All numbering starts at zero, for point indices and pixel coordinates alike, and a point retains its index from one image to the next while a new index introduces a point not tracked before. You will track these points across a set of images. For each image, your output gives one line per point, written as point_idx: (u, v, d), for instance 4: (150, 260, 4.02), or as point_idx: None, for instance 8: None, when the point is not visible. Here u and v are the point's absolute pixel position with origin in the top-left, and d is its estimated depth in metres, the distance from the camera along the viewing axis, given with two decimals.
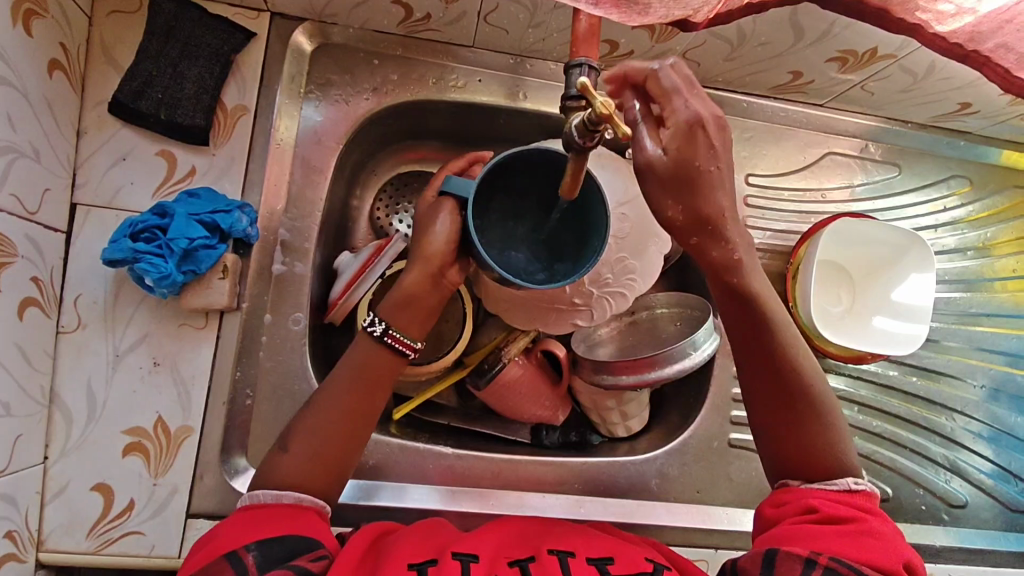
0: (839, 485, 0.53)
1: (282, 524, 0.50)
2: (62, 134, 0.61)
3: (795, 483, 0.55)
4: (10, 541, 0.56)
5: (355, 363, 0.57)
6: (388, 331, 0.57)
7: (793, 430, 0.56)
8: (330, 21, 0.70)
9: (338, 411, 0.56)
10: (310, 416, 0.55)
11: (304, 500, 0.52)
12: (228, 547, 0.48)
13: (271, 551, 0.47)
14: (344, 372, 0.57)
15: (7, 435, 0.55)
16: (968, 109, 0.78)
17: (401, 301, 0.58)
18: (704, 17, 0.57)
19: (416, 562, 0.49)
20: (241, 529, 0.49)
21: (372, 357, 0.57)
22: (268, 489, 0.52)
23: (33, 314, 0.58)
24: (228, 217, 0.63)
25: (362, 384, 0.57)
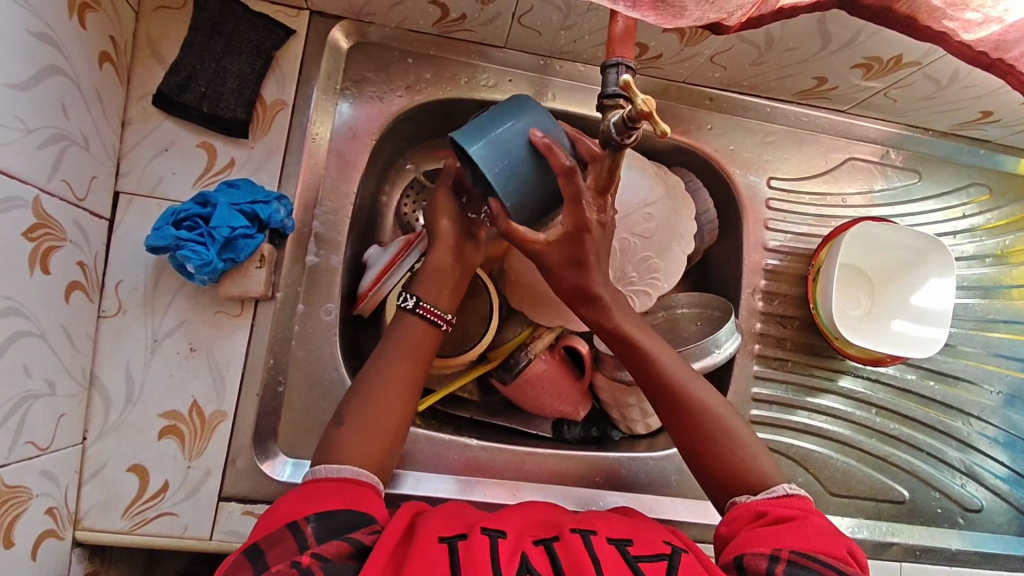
0: (776, 492, 0.56)
1: (339, 497, 0.51)
2: (109, 124, 0.63)
3: (746, 500, 0.57)
4: (51, 517, 0.58)
5: (403, 339, 0.61)
6: (420, 304, 0.62)
7: (709, 453, 0.60)
8: (367, 20, 0.72)
9: (395, 382, 0.58)
10: (366, 388, 0.58)
11: (359, 475, 0.54)
12: (287, 516, 0.49)
13: (330, 521, 0.48)
14: (395, 347, 0.60)
15: (51, 414, 0.57)
16: (989, 118, 0.79)
17: (427, 275, 0.63)
18: (737, 21, 0.57)
19: (446, 536, 0.50)
20: (300, 502, 0.50)
21: (419, 333, 0.61)
22: (330, 465, 0.54)
23: (78, 298, 0.60)
24: (267, 207, 0.64)
25: (406, 359, 0.60)
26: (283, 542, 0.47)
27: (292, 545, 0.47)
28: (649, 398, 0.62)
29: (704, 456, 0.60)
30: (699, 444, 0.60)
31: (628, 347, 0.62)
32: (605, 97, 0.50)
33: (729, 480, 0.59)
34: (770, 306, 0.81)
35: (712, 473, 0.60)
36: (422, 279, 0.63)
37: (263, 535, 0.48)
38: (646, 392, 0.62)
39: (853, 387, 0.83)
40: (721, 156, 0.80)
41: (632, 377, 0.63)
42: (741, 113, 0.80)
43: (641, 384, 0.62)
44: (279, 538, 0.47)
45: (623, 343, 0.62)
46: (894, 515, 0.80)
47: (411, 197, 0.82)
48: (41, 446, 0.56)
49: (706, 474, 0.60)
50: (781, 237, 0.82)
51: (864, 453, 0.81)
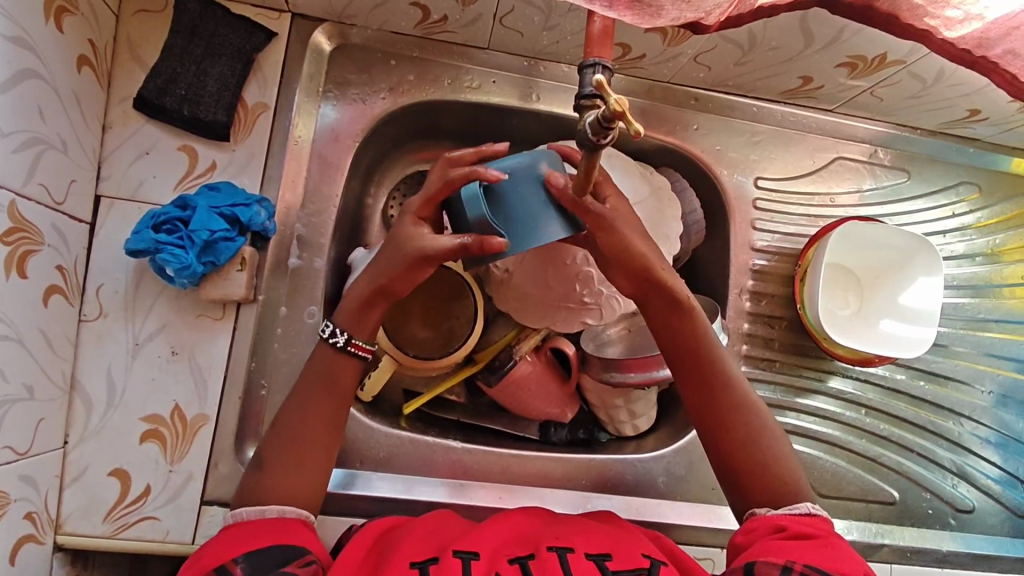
0: (799, 510, 0.55)
1: (266, 533, 0.51)
2: (89, 128, 0.63)
3: (764, 512, 0.56)
4: (30, 522, 0.58)
5: (316, 372, 0.59)
6: (350, 341, 0.58)
7: (744, 450, 0.58)
8: (349, 22, 0.71)
9: (309, 421, 0.57)
10: (280, 430, 0.57)
11: (286, 512, 0.53)
12: (214, 562, 0.49)
13: (259, 562, 0.48)
14: (308, 381, 0.58)
15: (29, 418, 0.57)
16: (977, 116, 0.79)
17: (356, 310, 0.59)
18: (716, 19, 0.56)
19: (416, 561, 0.50)
20: (228, 543, 0.50)
21: (333, 365, 0.59)
22: (251, 507, 0.53)
23: (57, 301, 0.60)
24: (247, 210, 0.64)
25: (317, 393, 0.58)
26: None
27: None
28: (692, 384, 0.60)
29: (731, 450, 0.59)
30: (735, 439, 0.59)
31: (685, 327, 0.60)
32: (581, 97, 0.49)
33: (755, 483, 0.58)
34: (758, 306, 0.80)
35: (741, 472, 0.58)
36: (348, 313, 0.59)
37: None
38: (692, 375, 0.60)
39: (843, 388, 0.82)
40: (707, 157, 0.80)
41: (677, 360, 0.61)
42: (727, 112, 0.80)
43: (686, 368, 0.60)
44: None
45: (683, 319, 0.59)
46: (884, 516, 0.79)
47: (398, 198, 0.82)
48: (19, 450, 0.56)
49: (733, 473, 0.59)
50: (769, 237, 0.81)
51: (853, 454, 0.81)
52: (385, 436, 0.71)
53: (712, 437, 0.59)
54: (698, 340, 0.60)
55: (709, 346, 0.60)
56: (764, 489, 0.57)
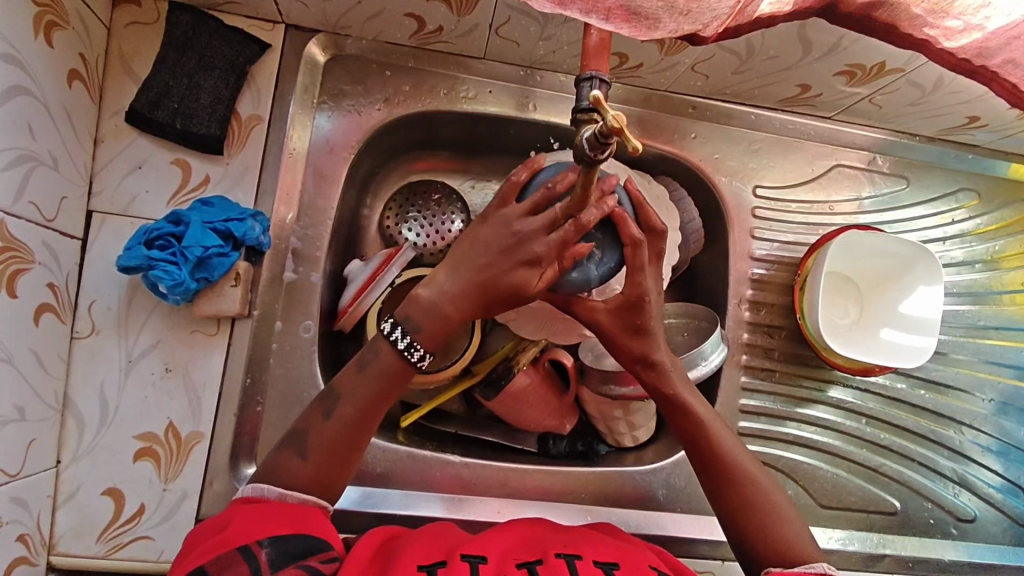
0: (815, 569, 0.55)
1: (290, 521, 0.50)
2: (80, 143, 0.62)
3: (778, 570, 0.55)
4: (22, 544, 0.57)
5: (381, 377, 0.54)
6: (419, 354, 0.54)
7: (754, 513, 0.58)
8: (344, 33, 0.71)
9: (365, 426, 0.55)
10: (335, 436, 0.54)
11: (307, 500, 0.52)
12: (236, 541, 0.47)
13: (285, 547, 0.47)
14: (368, 380, 0.54)
15: (21, 440, 0.56)
16: (976, 123, 0.79)
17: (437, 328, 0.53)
18: (713, 31, 0.55)
19: (425, 564, 0.50)
20: (252, 522, 0.49)
21: (400, 377, 0.55)
22: (273, 486, 0.52)
23: (48, 320, 0.59)
24: (241, 225, 0.64)
25: (366, 406, 0.54)
26: (238, 568, 0.45)
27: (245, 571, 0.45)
28: (695, 458, 0.61)
29: (740, 514, 0.58)
30: (739, 501, 0.58)
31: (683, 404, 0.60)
32: (580, 111, 0.48)
33: (765, 549, 0.57)
34: (757, 316, 0.80)
35: (750, 537, 0.57)
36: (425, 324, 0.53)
37: (211, 559, 0.46)
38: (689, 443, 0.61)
39: (843, 397, 0.82)
40: (705, 165, 0.79)
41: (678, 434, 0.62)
42: (725, 121, 0.80)
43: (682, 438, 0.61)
44: (233, 562, 0.46)
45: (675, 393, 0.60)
46: (886, 527, 0.78)
47: (393, 210, 0.79)
48: (10, 472, 0.55)
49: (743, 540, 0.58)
50: (768, 246, 0.81)
51: (854, 464, 0.80)
52: (383, 451, 0.70)
53: (719, 503, 0.60)
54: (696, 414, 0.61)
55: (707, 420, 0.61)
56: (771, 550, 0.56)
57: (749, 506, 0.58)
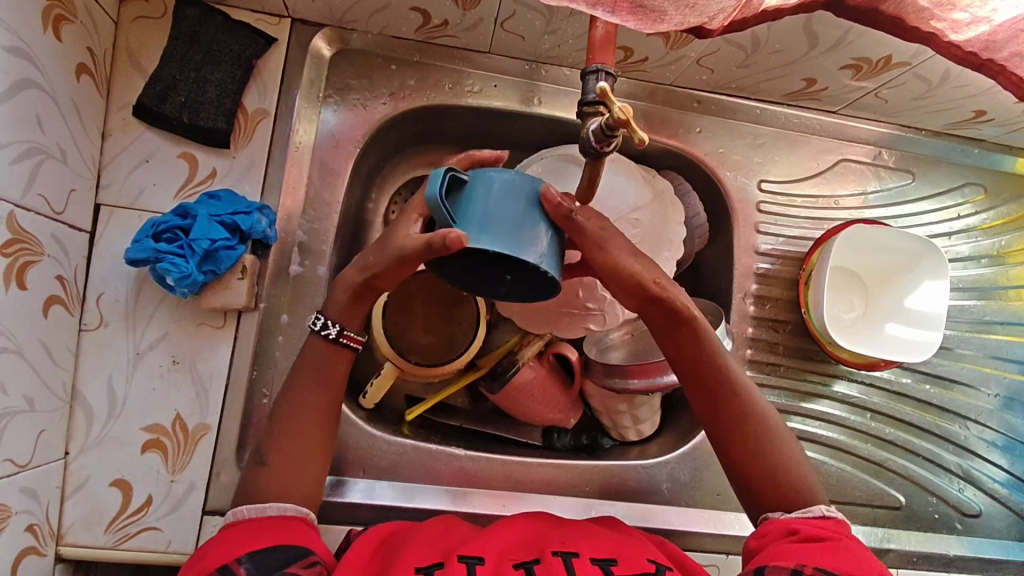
0: (813, 512, 0.55)
1: (271, 534, 0.50)
2: (88, 137, 0.62)
3: (777, 516, 0.56)
4: (32, 534, 0.57)
5: (310, 364, 0.57)
6: (342, 334, 0.57)
7: (758, 457, 0.58)
8: (349, 27, 0.71)
9: (308, 411, 0.56)
10: (283, 424, 0.56)
11: (288, 510, 0.53)
12: (218, 563, 0.48)
13: (264, 562, 0.48)
14: (310, 365, 0.57)
15: (30, 430, 0.56)
16: (983, 117, 0.78)
17: (347, 306, 0.57)
18: (719, 24, 0.55)
19: (421, 567, 0.50)
20: (232, 543, 0.49)
21: (326, 358, 0.57)
22: (251, 505, 0.53)
23: (57, 311, 0.59)
24: (248, 218, 0.64)
25: (317, 391, 0.57)
26: None
27: None
28: (702, 399, 0.59)
29: (745, 456, 0.58)
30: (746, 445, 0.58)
31: (692, 339, 0.57)
32: (585, 103, 0.48)
33: (766, 493, 0.57)
34: (762, 311, 0.80)
35: (750, 479, 0.58)
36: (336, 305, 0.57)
37: None
38: (698, 383, 0.59)
39: (848, 392, 0.82)
40: (710, 160, 0.79)
41: (686, 370, 0.59)
42: (730, 115, 0.79)
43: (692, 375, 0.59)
44: None
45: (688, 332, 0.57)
46: (890, 522, 0.79)
47: (399, 204, 0.82)
48: (20, 463, 0.55)
49: (744, 482, 0.58)
50: (773, 241, 0.81)
51: (858, 458, 0.80)
52: (388, 444, 0.70)
53: (722, 443, 0.59)
54: (703, 349, 0.58)
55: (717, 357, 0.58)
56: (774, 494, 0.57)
57: (755, 449, 0.58)
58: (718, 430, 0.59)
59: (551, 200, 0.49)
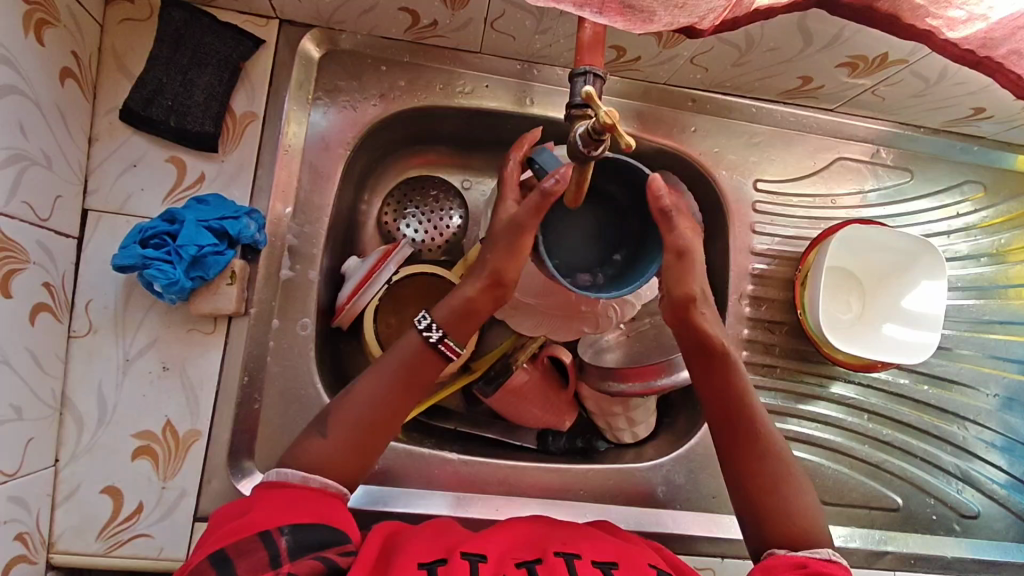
0: (821, 554, 0.53)
1: (309, 509, 0.50)
2: (74, 142, 0.62)
3: (783, 552, 0.54)
4: (21, 542, 0.57)
5: (400, 362, 0.58)
6: (444, 339, 0.58)
7: (771, 491, 0.57)
8: (338, 28, 0.70)
9: (385, 409, 0.57)
10: (352, 402, 0.56)
11: (329, 486, 0.53)
12: (260, 525, 0.47)
13: (302, 535, 0.47)
14: (394, 360, 0.58)
15: (19, 439, 0.56)
16: (982, 114, 0.77)
17: (459, 311, 0.59)
18: (710, 24, 0.55)
19: (425, 562, 0.49)
20: (271, 510, 0.49)
21: (420, 360, 0.58)
22: (295, 470, 0.53)
23: (45, 319, 0.59)
24: (236, 223, 0.63)
25: (400, 386, 0.57)
26: (256, 553, 0.45)
27: (263, 557, 0.45)
28: (726, 428, 0.60)
29: (758, 487, 0.57)
30: (761, 477, 0.58)
31: (721, 367, 0.61)
32: (574, 106, 0.47)
33: (775, 530, 0.56)
34: (758, 311, 0.79)
35: (761, 512, 0.57)
36: (448, 311, 0.59)
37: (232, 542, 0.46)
38: (723, 412, 0.60)
39: (845, 393, 0.81)
40: (705, 159, 0.78)
41: (710, 397, 0.61)
42: (725, 114, 0.78)
43: (717, 404, 0.61)
44: (250, 548, 0.46)
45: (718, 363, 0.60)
46: (887, 523, 0.78)
47: (391, 207, 0.80)
48: (8, 471, 0.55)
49: (751, 510, 0.57)
50: (769, 241, 0.80)
51: (856, 459, 0.80)
52: None
53: (733, 470, 0.59)
54: (731, 381, 0.60)
55: (743, 386, 0.61)
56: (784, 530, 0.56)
57: (770, 483, 0.57)
58: (733, 457, 0.59)
59: (654, 189, 0.54)
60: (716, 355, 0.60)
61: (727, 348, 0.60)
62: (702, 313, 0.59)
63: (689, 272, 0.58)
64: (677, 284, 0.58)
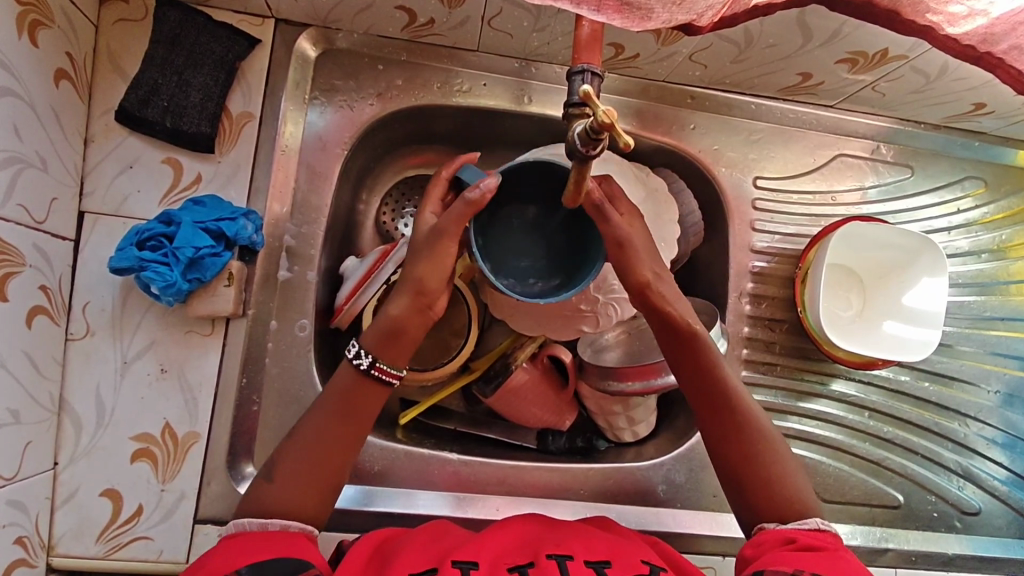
0: (807, 524, 0.55)
1: (274, 546, 0.49)
2: (69, 143, 0.61)
3: (773, 526, 0.55)
4: (21, 546, 0.57)
5: (337, 390, 0.57)
6: (374, 364, 0.57)
7: (755, 466, 0.58)
8: (334, 27, 0.70)
9: (325, 442, 0.56)
10: (297, 440, 0.55)
11: (291, 525, 0.52)
12: (219, 571, 0.47)
13: (265, 572, 0.47)
14: (331, 396, 0.57)
15: (17, 442, 0.56)
16: (982, 110, 0.77)
17: (387, 334, 0.57)
18: (708, 20, 0.54)
19: (416, 572, 0.49)
20: (231, 555, 0.48)
21: (357, 387, 0.57)
22: (254, 517, 0.52)
23: (42, 322, 0.58)
24: (233, 224, 0.63)
25: (339, 415, 0.56)
26: None
27: None
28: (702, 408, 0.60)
29: (741, 465, 0.58)
30: (743, 454, 0.58)
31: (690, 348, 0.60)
32: (571, 105, 0.47)
33: (761, 505, 0.57)
34: (758, 309, 0.79)
35: (747, 488, 0.58)
36: (376, 335, 0.57)
37: None
38: (697, 392, 0.60)
39: (846, 391, 0.81)
40: (705, 157, 0.78)
41: (684, 377, 0.61)
42: (725, 111, 0.78)
43: (691, 383, 0.60)
44: None
45: (686, 342, 0.59)
46: (888, 520, 0.78)
47: (390, 205, 0.81)
48: (6, 475, 0.55)
49: (736, 487, 0.58)
50: (769, 238, 0.79)
51: (857, 457, 0.79)
52: (380, 449, 0.70)
53: (715, 449, 0.60)
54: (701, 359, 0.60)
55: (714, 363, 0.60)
56: (771, 503, 0.57)
57: (752, 457, 0.58)
58: (713, 435, 0.60)
59: (585, 181, 0.52)
60: (684, 335, 0.59)
61: (696, 329, 0.59)
62: (663, 294, 0.58)
63: (634, 258, 0.57)
64: (629, 271, 0.57)
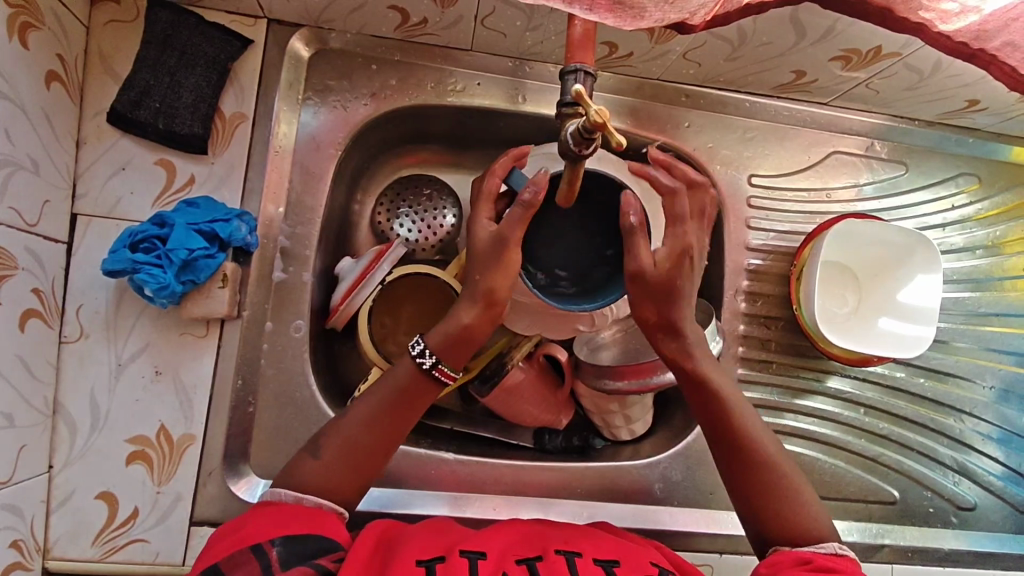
0: (827, 549, 0.54)
1: (305, 521, 0.50)
2: (61, 145, 0.61)
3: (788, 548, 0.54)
4: (16, 550, 0.57)
5: (396, 386, 0.58)
6: (436, 365, 0.58)
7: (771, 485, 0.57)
8: (327, 27, 0.69)
9: (377, 430, 0.56)
10: (346, 423, 0.56)
11: (324, 505, 0.53)
12: (251, 538, 0.48)
13: (296, 549, 0.47)
14: (387, 383, 0.58)
15: (11, 446, 0.56)
16: (976, 106, 0.77)
17: (454, 337, 0.58)
18: (701, 19, 0.54)
19: (424, 559, 0.49)
20: (265, 523, 0.49)
21: (415, 382, 0.58)
22: (289, 489, 0.53)
23: (35, 325, 0.58)
24: (227, 225, 0.63)
25: (394, 406, 0.57)
26: (248, 564, 0.46)
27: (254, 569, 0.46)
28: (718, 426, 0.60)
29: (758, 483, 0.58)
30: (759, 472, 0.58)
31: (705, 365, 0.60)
32: (564, 104, 0.47)
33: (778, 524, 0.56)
34: (754, 307, 0.79)
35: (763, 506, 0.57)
36: (442, 336, 0.59)
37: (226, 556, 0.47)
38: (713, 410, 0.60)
39: (841, 388, 0.81)
40: (699, 155, 0.78)
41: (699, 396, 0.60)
42: (719, 109, 0.78)
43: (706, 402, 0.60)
44: (245, 560, 0.46)
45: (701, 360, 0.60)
46: (885, 516, 0.78)
47: (385, 204, 0.79)
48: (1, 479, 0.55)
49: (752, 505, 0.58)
50: (764, 236, 0.79)
51: (853, 454, 0.80)
52: None
53: (730, 472, 0.59)
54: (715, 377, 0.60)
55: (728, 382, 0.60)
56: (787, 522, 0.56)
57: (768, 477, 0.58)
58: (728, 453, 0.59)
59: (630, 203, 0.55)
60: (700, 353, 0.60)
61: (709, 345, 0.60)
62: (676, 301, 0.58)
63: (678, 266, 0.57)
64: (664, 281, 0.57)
